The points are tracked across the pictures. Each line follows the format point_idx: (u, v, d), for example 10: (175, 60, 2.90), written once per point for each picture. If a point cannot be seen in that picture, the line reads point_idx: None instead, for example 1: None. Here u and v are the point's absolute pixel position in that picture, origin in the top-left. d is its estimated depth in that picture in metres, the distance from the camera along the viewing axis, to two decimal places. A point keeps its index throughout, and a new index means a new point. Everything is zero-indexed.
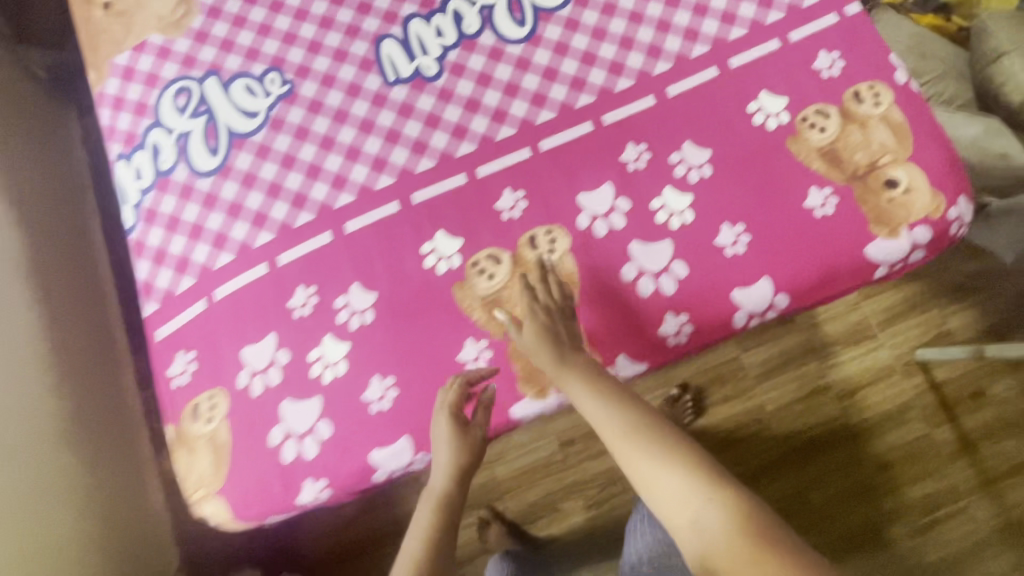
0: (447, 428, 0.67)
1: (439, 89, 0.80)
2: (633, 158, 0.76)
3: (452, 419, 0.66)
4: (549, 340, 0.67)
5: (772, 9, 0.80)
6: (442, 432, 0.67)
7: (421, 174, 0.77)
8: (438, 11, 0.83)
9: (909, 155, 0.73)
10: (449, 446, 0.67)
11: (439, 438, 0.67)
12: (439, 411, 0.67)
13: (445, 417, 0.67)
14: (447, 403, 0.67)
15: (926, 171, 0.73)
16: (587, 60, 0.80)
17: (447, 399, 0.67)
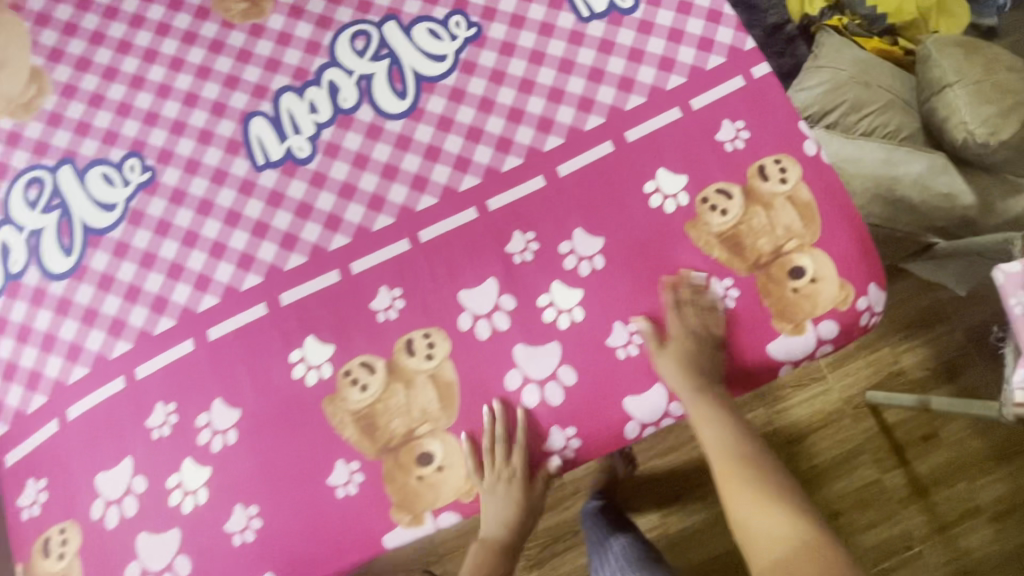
0: (512, 492, 0.65)
1: (312, 173, 0.73)
2: (519, 249, 0.69)
3: (517, 484, 0.65)
4: (694, 369, 0.65)
5: (673, 73, 0.73)
6: (506, 496, 0.66)
7: (290, 272, 0.70)
8: (311, 83, 0.76)
9: (816, 240, 0.67)
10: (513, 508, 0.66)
11: (505, 501, 0.66)
12: (498, 481, 0.64)
13: (519, 490, 0.65)
14: (507, 474, 0.64)
15: (832, 258, 0.67)
16: (472, 135, 0.73)
17: (500, 471, 0.64)
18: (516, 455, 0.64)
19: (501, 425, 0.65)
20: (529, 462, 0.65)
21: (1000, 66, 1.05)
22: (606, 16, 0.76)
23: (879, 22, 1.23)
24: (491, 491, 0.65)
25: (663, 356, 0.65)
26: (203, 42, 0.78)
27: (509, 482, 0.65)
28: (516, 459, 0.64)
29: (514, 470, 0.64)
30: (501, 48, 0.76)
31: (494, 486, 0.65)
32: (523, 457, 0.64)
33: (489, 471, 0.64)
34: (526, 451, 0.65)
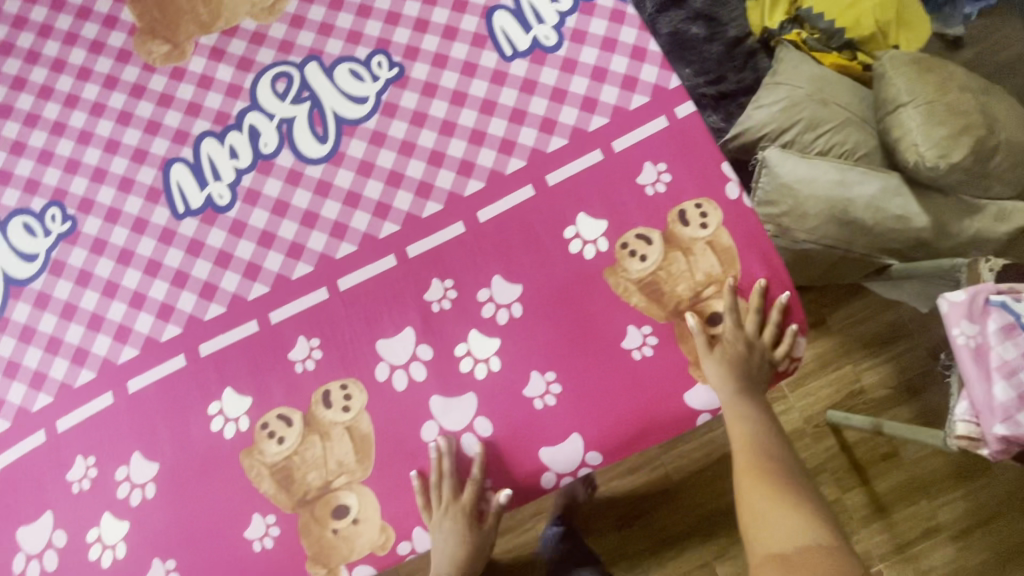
0: (458, 526, 0.65)
1: (232, 221, 0.73)
2: (437, 298, 0.68)
3: (464, 519, 0.65)
4: (741, 371, 0.65)
5: (595, 113, 0.72)
6: (452, 530, 0.65)
7: (209, 322, 0.70)
8: (232, 128, 0.75)
9: (735, 286, 0.67)
10: (461, 539, 0.66)
11: (451, 534, 0.65)
12: (445, 516, 0.64)
13: (460, 509, 0.64)
14: (455, 508, 0.64)
15: (751, 304, 0.67)
16: (393, 180, 0.72)
17: (447, 505, 0.64)
18: (467, 489, 0.64)
19: (449, 461, 0.64)
20: (478, 496, 0.65)
21: (954, 85, 1.03)
22: (529, 54, 0.75)
23: (837, 37, 1.21)
24: (437, 523, 0.64)
25: (711, 356, 0.65)
26: (126, 88, 0.78)
27: (457, 516, 0.64)
28: (467, 494, 0.64)
29: (465, 504, 0.64)
30: (423, 89, 0.75)
31: (440, 521, 0.64)
32: (473, 491, 0.65)
33: (436, 506, 0.64)
34: (477, 485, 0.65)
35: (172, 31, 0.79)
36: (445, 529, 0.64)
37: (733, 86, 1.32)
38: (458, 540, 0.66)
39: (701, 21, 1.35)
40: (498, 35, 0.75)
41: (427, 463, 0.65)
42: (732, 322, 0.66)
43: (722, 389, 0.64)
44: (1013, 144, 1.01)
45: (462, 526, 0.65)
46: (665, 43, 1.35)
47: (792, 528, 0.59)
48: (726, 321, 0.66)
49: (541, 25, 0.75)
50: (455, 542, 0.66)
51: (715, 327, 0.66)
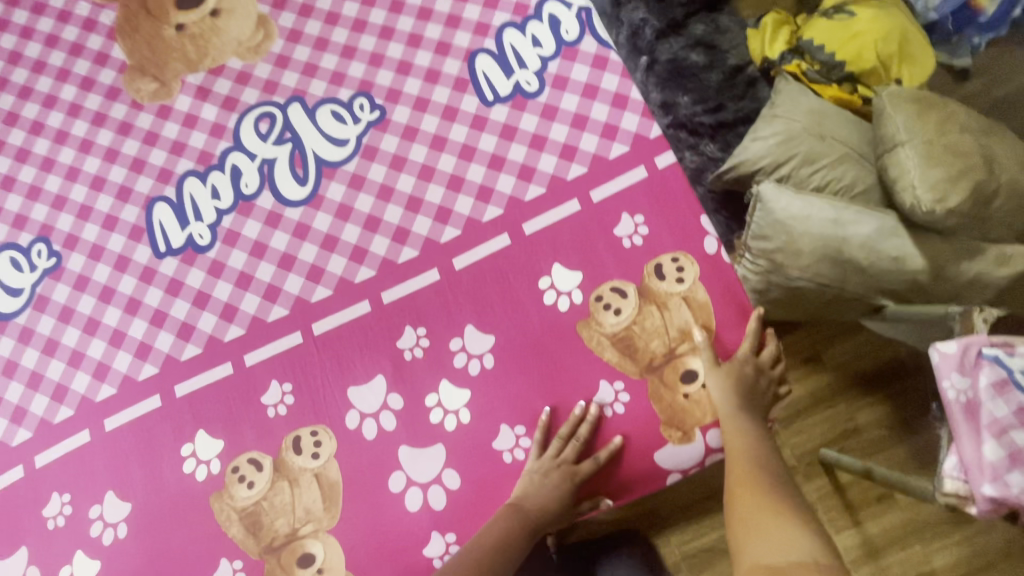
0: (552, 489, 0.62)
1: (211, 261, 0.73)
2: (409, 345, 0.68)
3: (564, 488, 0.62)
4: (744, 392, 0.63)
5: (574, 161, 0.72)
6: (543, 491, 0.62)
7: (185, 363, 0.70)
8: (215, 168, 0.76)
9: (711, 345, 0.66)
10: (538, 509, 0.61)
11: (537, 498, 0.61)
12: (553, 469, 0.63)
13: (559, 473, 0.62)
14: (566, 468, 0.63)
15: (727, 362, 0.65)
16: (370, 225, 0.72)
17: (557, 464, 0.63)
18: (586, 463, 0.64)
19: (588, 427, 0.64)
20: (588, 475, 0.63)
21: (954, 126, 1.01)
22: (509, 99, 0.75)
23: (838, 69, 1.19)
24: (529, 479, 0.63)
25: (717, 369, 0.64)
26: (113, 125, 0.79)
27: (563, 476, 0.62)
28: (585, 466, 0.63)
29: (577, 472, 0.63)
30: (403, 132, 0.75)
31: (539, 477, 0.62)
32: (590, 468, 0.64)
33: (552, 453, 0.63)
34: (596, 466, 0.64)
35: (159, 69, 0.80)
36: (544, 482, 0.62)
37: (732, 115, 1.31)
38: (538, 507, 0.61)
39: (700, 49, 1.34)
40: (480, 79, 0.75)
41: (565, 415, 0.65)
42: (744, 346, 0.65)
43: (723, 402, 0.63)
44: (1015, 187, 0.98)
45: (555, 498, 0.62)
46: (664, 70, 1.34)
47: (787, 544, 0.51)
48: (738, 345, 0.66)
49: (522, 69, 0.75)
50: (535, 506, 0.61)
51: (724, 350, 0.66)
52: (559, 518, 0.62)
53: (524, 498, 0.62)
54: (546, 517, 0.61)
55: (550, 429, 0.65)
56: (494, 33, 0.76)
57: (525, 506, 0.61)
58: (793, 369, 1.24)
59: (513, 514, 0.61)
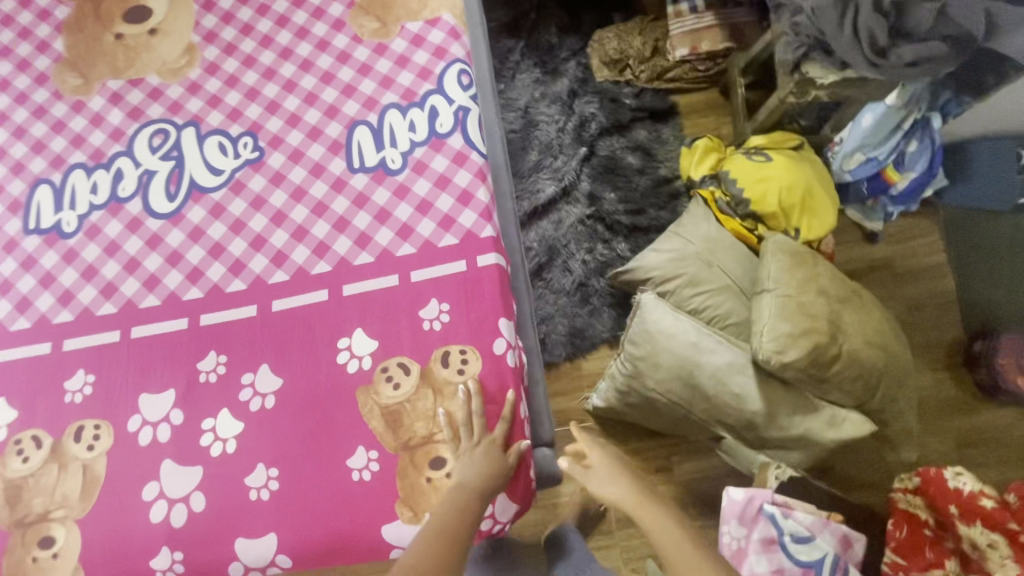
0: (486, 458, 0.69)
1: (67, 248, 0.80)
2: (207, 369, 0.74)
3: (495, 456, 0.70)
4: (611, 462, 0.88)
5: (407, 241, 0.78)
6: (476, 460, 0.69)
7: (12, 333, 0.77)
8: (103, 166, 0.84)
9: (469, 444, 0.70)
10: (482, 476, 0.68)
11: (474, 466, 0.69)
12: (478, 444, 0.70)
13: (483, 448, 0.70)
14: (487, 442, 0.71)
15: (474, 459, 0.69)
16: (214, 252, 0.79)
17: (479, 437, 0.71)
18: (497, 429, 0.72)
19: (474, 402, 0.72)
20: (505, 437, 0.72)
21: (813, 286, 1.07)
22: (371, 171, 0.82)
23: (743, 205, 1.24)
24: (463, 452, 0.70)
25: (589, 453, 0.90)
26: (32, 107, 0.88)
27: (487, 448, 0.70)
28: (498, 430, 0.71)
29: (495, 438, 0.71)
30: (271, 177, 0.83)
31: (472, 446, 0.70)
32: (503, 431, 0.72)
33: (474, 432, 0.71)
34: (507, 428, 0.72)
35: (87, 68, 0.89)
36: (475, 453, 0.70)
37: (649, 221, 1.39)
38: (477, 476, 0.68)
39: (637, 153, 1.44)
40: (354, 147, 0.84)
41: (449, 406, 0.72)
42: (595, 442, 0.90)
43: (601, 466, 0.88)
44: (855, 357, 1.04)
45: (489, 457, 0.70)
46: (600, 164, 1.43)
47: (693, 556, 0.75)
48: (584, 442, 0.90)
49: (392, 147, 0.83)
50: (477, 480, 0.68)
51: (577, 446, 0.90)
52: (497, 477, 0.69)
53: (466, 477, 0.68)
54: (490, 483, 0.69)
55: (448, 417, 0.72)
56: (379, 111, 0.85)
57: (471, 483, 0.68)
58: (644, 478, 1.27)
59: (464, 494, 0.68)
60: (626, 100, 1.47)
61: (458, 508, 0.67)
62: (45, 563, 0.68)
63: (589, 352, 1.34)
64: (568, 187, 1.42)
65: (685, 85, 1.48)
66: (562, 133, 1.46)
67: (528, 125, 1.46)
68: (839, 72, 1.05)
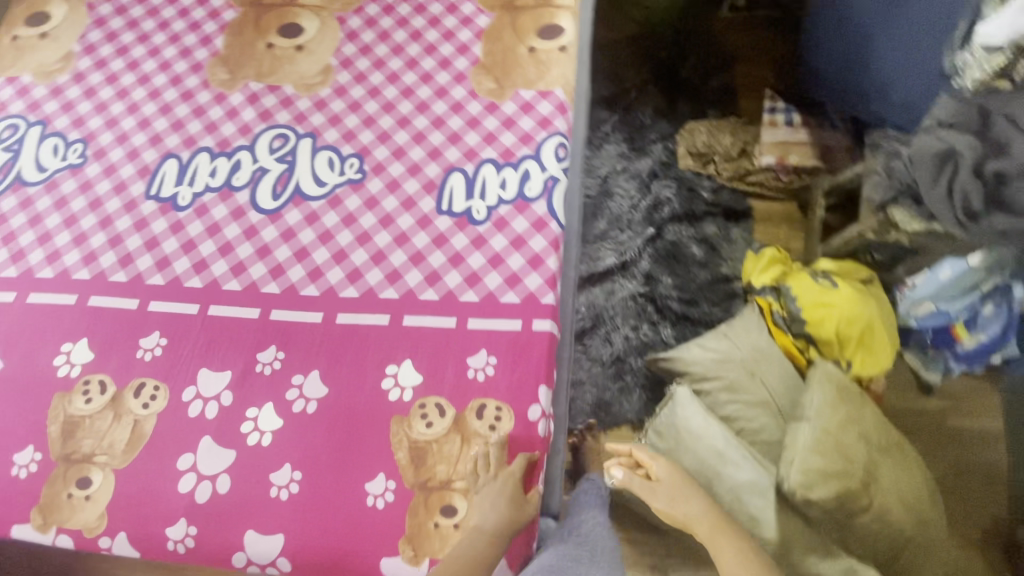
0: (501, 501, 0.71)
1: (176, 220, 0.89)
2: (264, 361, 0.79)
3: (510, 496, 0.72)
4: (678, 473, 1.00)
5: (472, 288, 0.83)
6: (494, 505, 0.71)
7: (110, 282, 0.85)
8: (225, 155, 0.93)
9: (480, 487, 0.72)
10: (502, 522, 0.71)
11: (493, 510, 0.71)
12: (495, 475, 0.73)
13: (500, 488, 0.72)
14: (505, 476, 0.73)
15: (491, 503, 0.71)
16: (299, 254, 0.86)
17: (496, 471, 0.73)
18: (515, 463, 0.74)
19: (497, 439, 0.75)
20: (521, 474, 0.73)
21: (854, 428, 1.05)
22: (456, 216, 0.87)
23: (798, 324, 1.24)
24: (481, 492, 0.72)
25: (652, 466, 1.00)
26: (181, 89, 0.99)
27: (505, 484, 0.72)
28: (516, 466, 0.73)
29: (512, 472, 0.73)
30: (366, 200, 0.89)
31: (488, 483, 0.72)
32: (520, 467, 0.74)
33: (490, 467, 0.73)
34: (525, 463, 0.74)
35: (237, 67, 1.01)
36: (491, 488, 0.72)
37: (700, 314, 1.40)
38: (497, 520, 0.71)
39: (702, 246, 1.46)
40: (446, 191, 0.90)
41: (471, 445, 0.74)
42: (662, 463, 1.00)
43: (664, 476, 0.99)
44: (883, 513, 1.00)
45: (506, 496, 0.72)
46: (663, 248, 1.46)
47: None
48: (653, 464, 1.00)
49: (480, 199, 0.89)
50: (496, 521, 0.70)
51: (646, 466, 1.00)
52: (516, 520, 0.72)
53: (484, 520, 0.70)
54: (510, 525, 0.71)
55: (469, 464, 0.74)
56: (477, 162, 0.91)
57: (489, 527, 0.70)
58: (636, 570, 1.26)
59: (483, 537, 0.70)
60: (703, 192, 1.51)
61: (476, 552, 0.70)
62: (77, 501, 0.74)
63: (611, 428, 1.33)
64: (628, 262, 1.45)
65: (764, 191, 1.50)
66: (634, 210, 1.50)
67: (603, 195, 1.52)
68: (925, 224, 1.06)
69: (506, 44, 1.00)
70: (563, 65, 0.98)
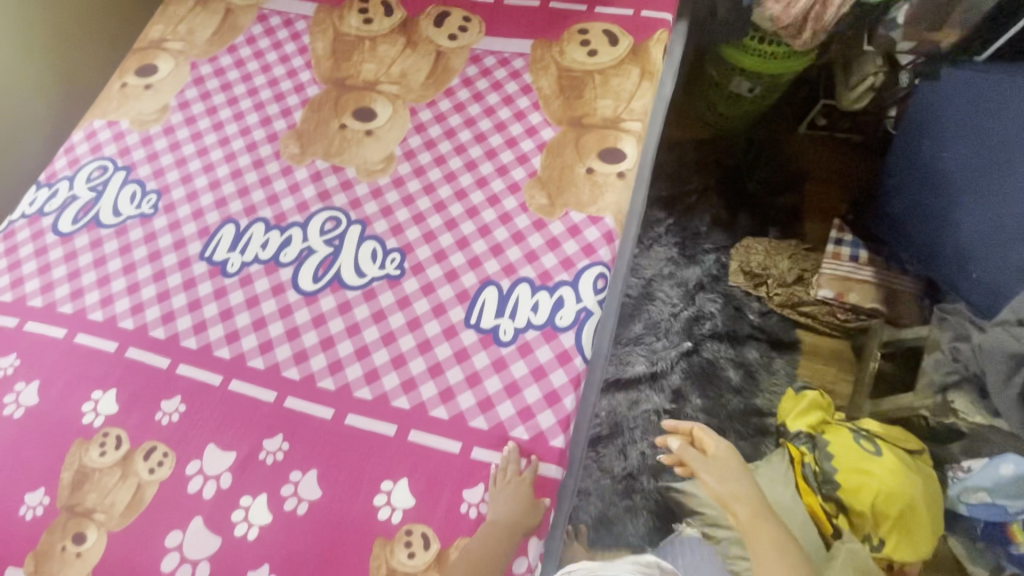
0: (516, 496, 0.75)
1: (221, 285, 0.93)
2: (269, 450, 0.81)
3: (524, 492, 0.75)
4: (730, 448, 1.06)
5: (483, 415, 0.81)
6: (509, 500, 0.75)
7: (150, 337, 0.90)
8: (279, 229, 0.98)
9: (492, 500, 0.76)
10: (516, 516, 0.74)
11: (507, 504, 0.74)
12: (510, 479, 0.76)
13: (510, 488, 0.76)
14: (516, 479, 0.76)
15: (505, 503, 0.75)
16: (324, 343, 0.88)
17: (512, 476, 0.77)
18: (526, 472, 0.77)
19: (511, 461, 0.78)
20: (533, 480, 0.77)
21: None
22: (483, 332, 0.87)
23: (831, 485, 1.14)
24: (496, 492, 0.76)
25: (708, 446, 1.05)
26: (254, 156, 1.05)
27: (517, 487, 0.76)
28: (526, 472, 0.77)
29: (523, 477, 0.76)
30: (400, 298, 0.91)
31: (503, 486, 0.76)
32: (532, 473, 0.77)
33: (503, 473, 0.77)
34: (534, 472, 0.77)
35: (308, 143, 1.06)
36: (503, 491, 0.75)
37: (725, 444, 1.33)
38: (510, 516, 0.74)
39: (739, 371, 1.39)
40: (478, 304, 0.90)
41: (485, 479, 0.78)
42: (718, 442, 1.05)
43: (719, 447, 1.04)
44: None
45: (519, 493, 0.75)
46: (698, 364, 1.41)
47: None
48: (710, 441, 1.05)
49: (510, 319, 0.88)
50: (508, 517, 0.73)
51: (703, 443, 1.05)
52: (527, 517, 0.74)
53: (499, 515, 0.74)
54: (523, 521, 0.74)
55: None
56: (514, 280, 0.91)
57: (503, 521, 0.73)
58: None
59: (499, 531, 0.73)
60: (749, 314, 1.44)
61: (491, 545, 0.73)
62: (67, 557, 0.76)
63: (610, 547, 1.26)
64: (658, 373, 1.40)
65: (817, 326, 1.42)
66: (674, 318, 1.45)
67: (644, 297, 1.48)
68: (988, 419, 1.06)
69: (565, 160, 1.01)
70: (619, 191, 0.98)
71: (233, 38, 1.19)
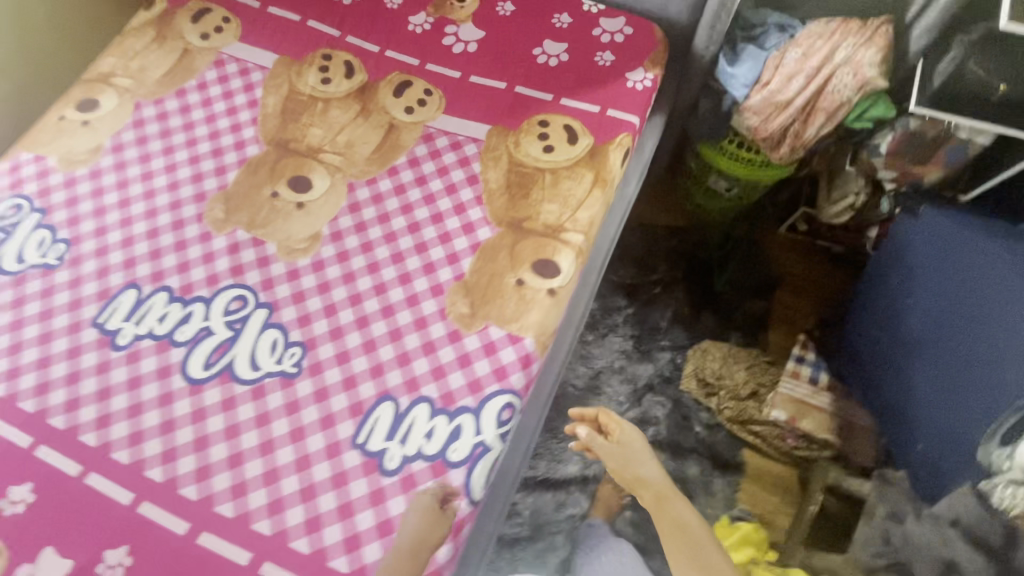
0: (421, 510, 0.78)
1: (107, 359, 0.87)
2: (110, 562, 0.75)
3: (430, 507, 0.78)
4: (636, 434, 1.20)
5: (347, 555, 0.75)
6: (415, 517, 0.77)
7: (18, 409, 0.84)
8: (182, 302, 0.92)
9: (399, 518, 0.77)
10: (423, 529, 0.77)
11: (414, 521, 0.77)
12: (418, 499, 0.78)
13: (416, 509, 0.78)
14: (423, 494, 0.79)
15: (412, 518, 0.77)
16: (197, 445, 0.81)
17: (419, 497, 0.79)
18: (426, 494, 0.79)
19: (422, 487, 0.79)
20: (442, 495, 0.79)
21: None
22: (368, 456, 0.80)
23: None
24: (403, 512, 0.78)
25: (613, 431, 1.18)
26: (176, 216, 1.00)
27: (422, 507, 0.78)
28: (433, 491, 0.79)
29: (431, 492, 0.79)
30: (289, 402, 0.84)
31: (411, 506, 0.78)
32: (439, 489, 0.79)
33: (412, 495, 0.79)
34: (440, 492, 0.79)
35: (234, 208, 1.00)
36: (411, 510, 0.78)
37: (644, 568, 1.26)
38: (416, 531, 0.77)
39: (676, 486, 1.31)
40: (369, 421, 0.83)
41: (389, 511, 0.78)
42: (622, 427, 1.18)
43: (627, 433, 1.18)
44: None
45: (422, 506, 0.78)
46: None
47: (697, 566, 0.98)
48: (615, 427, 1.18)
49: (399, 445, 0.81)
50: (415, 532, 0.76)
51: (609, 429, 1.18)
52: (434, 528, 0.77)
53: (405, 530, 0.77)
54: (430, 533, 0.77)
55: None
56: (413, 398, 0.84)
57: (409, 537, 0.76)
58: None
59: (407, 551, 0.76)
60: (696, 425, 1.37)
61: (399, 565, 0.75)
62: None
63: None
64: (590, 477, 1.33)
65: (764, 447, 1.34)
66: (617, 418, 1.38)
67: (590, 390, 1.41)
68: None
69: (496, 266, 0.94)
70: (545, 311, 0.91)
71: (184, 82, 1.14)
